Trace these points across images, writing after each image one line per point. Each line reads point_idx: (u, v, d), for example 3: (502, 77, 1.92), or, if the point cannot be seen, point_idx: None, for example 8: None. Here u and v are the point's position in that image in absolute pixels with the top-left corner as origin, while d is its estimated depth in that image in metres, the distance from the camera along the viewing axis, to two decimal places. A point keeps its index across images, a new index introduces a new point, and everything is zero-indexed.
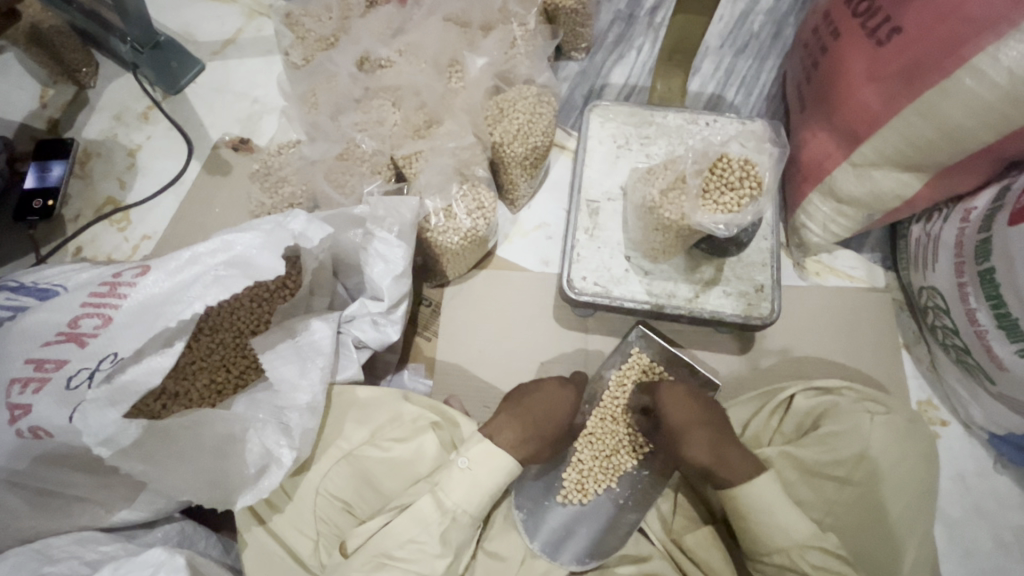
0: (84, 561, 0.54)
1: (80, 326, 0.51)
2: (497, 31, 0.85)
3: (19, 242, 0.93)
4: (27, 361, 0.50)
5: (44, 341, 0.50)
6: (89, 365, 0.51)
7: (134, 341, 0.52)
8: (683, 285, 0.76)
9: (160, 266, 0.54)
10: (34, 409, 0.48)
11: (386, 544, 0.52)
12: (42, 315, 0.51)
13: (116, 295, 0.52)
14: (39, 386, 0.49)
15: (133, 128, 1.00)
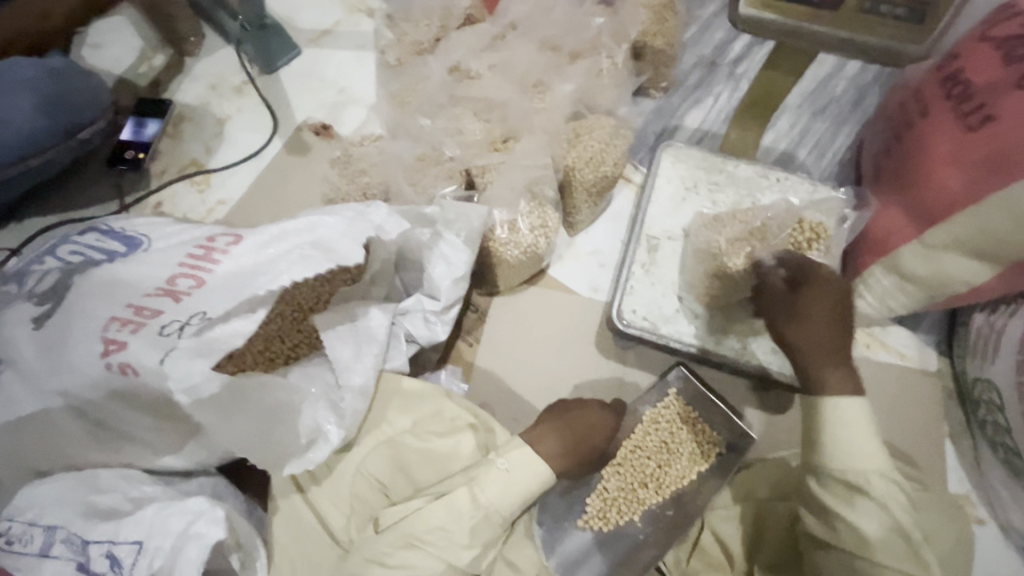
0: (128, 497, 0.58)
1: (177, 284, 0.54)
2: (585, 60, 0.87)
3: (106, 189, 0.99)
4: (125, 306, 0.52)
5: (139, 292, 0.53)
6: (180, 319, 0.52)
7: (222, 302, 0.53)
8: (731, 335, 0.77)
9: (252, 239, 0.57)
10: (126, 352, 0.50)
11: (420, 527, 0.55)
12: (141, 268, 0.54)
13: (211, 260, 0.55)
14: (135, 330, 0.50)
15: (226, 99, 1.06)
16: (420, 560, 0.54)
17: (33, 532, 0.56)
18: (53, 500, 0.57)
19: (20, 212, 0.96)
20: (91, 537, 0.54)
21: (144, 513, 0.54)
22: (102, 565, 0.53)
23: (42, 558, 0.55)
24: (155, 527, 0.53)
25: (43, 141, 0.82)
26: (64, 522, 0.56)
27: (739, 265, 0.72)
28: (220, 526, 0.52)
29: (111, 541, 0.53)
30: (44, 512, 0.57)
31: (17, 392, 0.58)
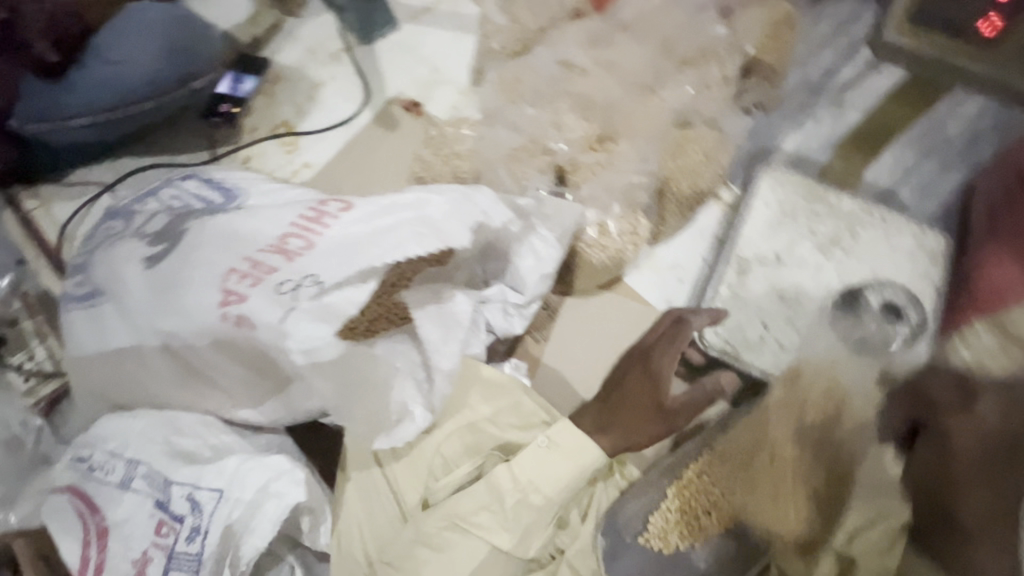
0: (208, 444, 0.59)
1: (287, 244, 0.54)
2: (694, 69, 0.85)
3: (199, 137, 1.01)
4: (243, 258, 0.53)
5: (256, 247, 0.54)
6: (293, 279, 0.53)
7: (334, 269, 0.53)
8: (815, 372, 0.73)
9: (362, 207, 0.57)
10: (242, 303, 0.52)
11: (465, 506, 0.58)
12: (257, 224, 0.55)
13: (321, 224, 0.56)
14: (253, 284, 0.52)
15: (321, 65, 1.07)
16: (466, 540, 0.57)
17: (116, 463, 0.58)
18: (138, 434, 0.59)
19: (113, 151, 0.97)
20: (176, 477, 0.55)
21: (228, 462, 0.55)
22: (183, 508, 0.54)
23: (122, 490, 0.56)
24: (238, 478, 0.54)
25: (161, 86, 0.86)
26: (149, 458, 0.57)
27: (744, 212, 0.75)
28: (300, 488, 0.54)
29: (195, 484, 0.55)
30: (130, 446, 0.59)
31: (116, 326, 0.61)
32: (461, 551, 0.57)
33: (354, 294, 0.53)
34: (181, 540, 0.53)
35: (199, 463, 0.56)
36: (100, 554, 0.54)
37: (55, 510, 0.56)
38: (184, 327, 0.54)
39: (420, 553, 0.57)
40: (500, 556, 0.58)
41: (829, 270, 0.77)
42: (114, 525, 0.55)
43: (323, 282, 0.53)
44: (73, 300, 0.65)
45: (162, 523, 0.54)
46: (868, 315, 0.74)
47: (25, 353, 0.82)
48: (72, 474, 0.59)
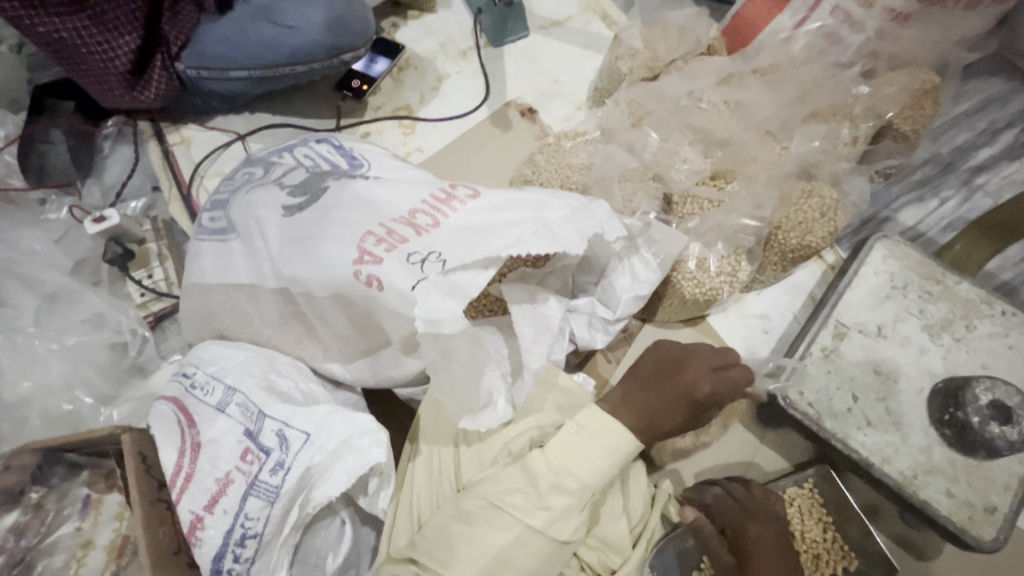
0: (298, 387, 0.64)
1: (417, 219, 0.58)
2: (826, 124, 0.82)
3: (328, 108, 1.08)
4: (379, 225, 0.57)
5: (390, 217, 0.58)
6: (421, 253, 0.55)
7: (459, 250, 0.55)
8: (903, 457, 0.68)
9: (489, 199, 0.60)
10: (375, 265, 0.55)
11: (498, 482, 0.58)
12: (394, 197, 0.60)
13: (450, 207, 0.59)
14: (387, 249, 0.56)
15: (450, 59, 1.12)
16: (502, 517, 0.56)
17: (216, 386, 0.62)
18: (238, 366, 0.64)
19: (253, 107, 1.07)
20: (269, 411, 0.59)
21: (319, 409, 0.59)
22: (271, 441, 0.58)
23: (218, 412, 0.60)
24: (325, 426, 0.58)
25: (318, 53, 0.94)
26: (246, 389, 0.61)
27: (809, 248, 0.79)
28: (381, 450, 0.56)
29: (285, 422, 0.58)
30: (230, 374, 0.63)
31: (243, 263, 0.67)
32: (494, 531, 0.55)
33: (476, 275, 0.55)
34: (264, 471, 0.57)
35: (290, 403, 0.60)
36: (191, 465, 0.57)
37: (157, 415, 0.61)
38: (316, 277, 0.59)
39: (456, 529, 0.56)
40: (534, 540, 0.56)
41: (934, 353, 0.73)
42: (206, 442, 0.59)
43: (446, 260, 0.55)
44: (206, 233, 0.71)
45: (248, 451, 0.58)
46: (971, 410, 0.66)
47: (144, 270, 0.88)
48: (175, 387, 0.64)
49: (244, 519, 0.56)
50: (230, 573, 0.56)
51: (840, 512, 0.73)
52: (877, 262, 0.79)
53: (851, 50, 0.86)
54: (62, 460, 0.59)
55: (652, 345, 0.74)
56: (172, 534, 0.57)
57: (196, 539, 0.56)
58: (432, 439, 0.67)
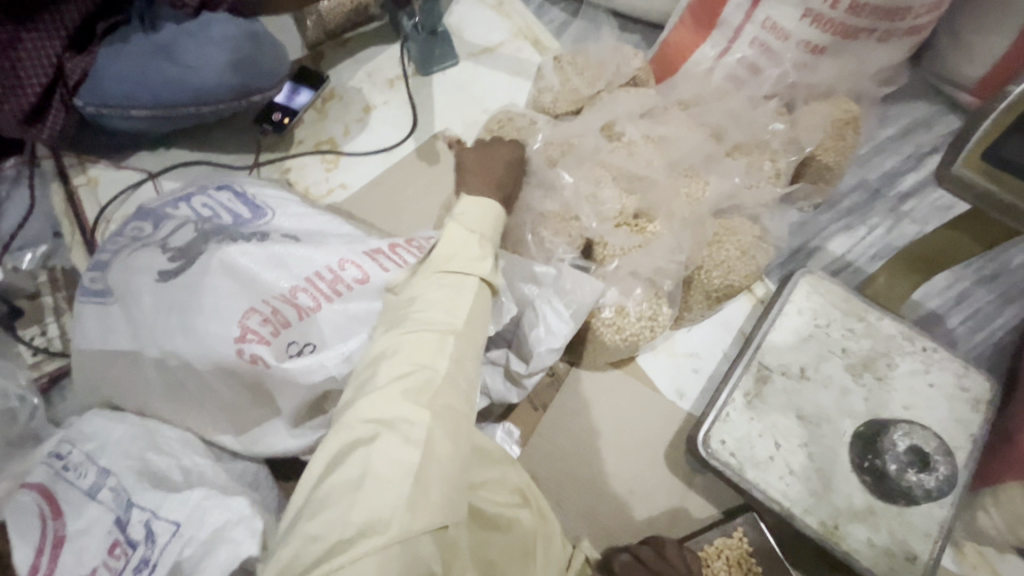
0: (180, 465, 0.59)
1: (300, 298, 0.61)
2: (745, 158, 0.82)
3: (246, 143, 1.03)
4: (263, 302, 0.60)
5: (273, 294, 0.61)
6: (298, 342, 0.61)
7: (333, 340, 0.62)
8: (824, 506, 0.67)
9: (375, 284, 0.63)
10: (260, 344, 0.59)
11: (414, 379, 0.50)
12: (280, 272, 0.62)
13: (335, 288, 0.62)
14: (272, 332, 0.60)
15: (377, 89, 1.08)
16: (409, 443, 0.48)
17: (89, 469, 0.58)
18: (115, 444, 0.60)
19: (165, 143, 1.01)
20: (138, 499, 0.55)
21: (194, 493, 0.55)
22: (139, 532, 0.54)
23: (86, 499, 0.56)
24: (197, 514, 0.53)
25: (225, 96, 0.89)
26: (118, 472, 0.57)
27: (731, 285, 0.77)
28: (254, 540, 0.51)
29: (154, 511, 0.54)
30: (105, 454, 0.59)
31: (123, 331, 0.63)
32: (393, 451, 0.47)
33: (345, 348, 0.62)
34: (129, 568, 0.52)
35: (163, 488, 0.56)
36: (48, 563, 0.52)
37: (17, 502, 0.54)
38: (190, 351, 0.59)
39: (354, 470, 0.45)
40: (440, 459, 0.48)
41: (856, 394, 0.72)
42: (70, 536, 0.54)
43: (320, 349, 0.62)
44: (85, 295, 0.66)
45: (116, 544, 0.54)
46: (888, 458, 0.66)
47: (36, 328, 0.83)
48: (43, 471, 0.59)
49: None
50: None
51: (766, 563, 0.70)
52: (800, 300, 0.77)
53: (768, 83, 0.85)
54: None
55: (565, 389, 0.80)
56: None
57: None
58: None
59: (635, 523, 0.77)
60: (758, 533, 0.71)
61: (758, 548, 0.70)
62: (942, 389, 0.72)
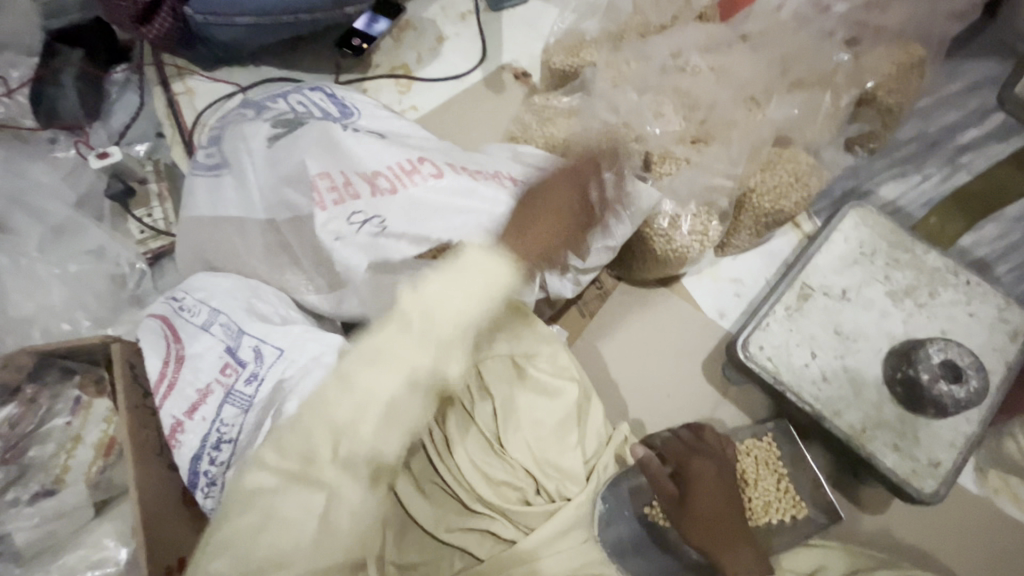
0: (279, 312, 0.68)
1: (377, 180, 0.66)
2: (806, 91, 0.84)
3: (327, 64, 1.10)
4: (341, 174, 0.66)
5: (354, 169, 0.66)
6: (362, 214, 0.65)
7: (398, 219, 0.65)
8: (853, 412, 0.71)
9: (451, 181, 0.67)
10: (318, 208, 0.65)
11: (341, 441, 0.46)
12: (368, 151, 0.67)
13: (412, 180, 0.67)
14: (335, 201, 0.65)
15: (449, 21, 1.14)
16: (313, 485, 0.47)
17: (201, 308, 0.66)
18: (223, 291, 0.68)
19: (255, 58, 1.09)
20: (249, 329, 0.64)
21: (292, 329, 0.64)
22: (246, 355, 0.63)
23: (202, 330, 0.64)
24: (297, 343, 0.62)
25: (321, 8, 0.96)
26: (228, 311, 0.66)
27: (783, 210, 0.81)
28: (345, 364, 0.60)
29: (262, 339, 0.63)
30: (216, 298, 0.67)
31: (232, 196, 0.71)
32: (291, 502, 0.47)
33: (403, 243, 0.65)
34: (240, 381, 0.62)
35: (269, 324, 0.65)
36: (173, 374, 0.62)
37: (150, 332, 0.65)
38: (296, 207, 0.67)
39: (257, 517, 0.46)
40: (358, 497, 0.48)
41: (895, 317, 0.75)
42: (189, 356, 0.63)
43: (386, 225, 0.65)
44: (200, 168, 0.74)
45: (227, 365, 0.62)
46: (923, 368, 0.68)
47: (144, 209, 0.93)
48: (165, 308, 0.68)
49: (220, 424, 0.61)
50: (206, 474, 0.60)
51: (793, 465, 0.74)
52: (849, 228, 0.80)
53: (836, 20, 0.87)
54: (58, 365, 0.63)
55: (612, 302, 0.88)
56: (154, 435, 0.63)
57: (175, 440, 0.60)
58: None
59: (668, 422, 0.82)
60: (786, 437, 0.75)
61: (786, 451, 0.75)
62: (982, 319, 0.74)
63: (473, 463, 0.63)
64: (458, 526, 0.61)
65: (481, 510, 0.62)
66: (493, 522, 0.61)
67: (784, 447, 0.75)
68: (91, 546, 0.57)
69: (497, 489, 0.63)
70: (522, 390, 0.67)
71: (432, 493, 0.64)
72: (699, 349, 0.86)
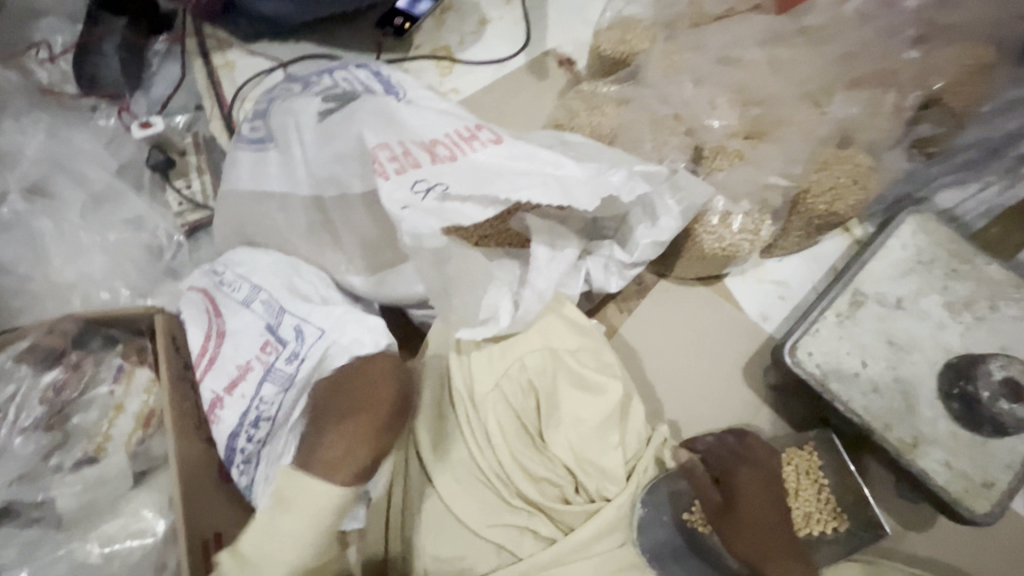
0: (320, 292, 0.67)
1: (436, 149, 0.60)
2: (868, 91, 0.81)
3: (367, 42, 1.08)
4: (399, 142, 0.60)
5: (413, 139, 0.61)
6: (426, 181, 0.58)
7: (462, 184, 0.58)
8: (905, 427, 0.68)
9: (510, 146, 0.61)
10: (379, 178, 0.57)
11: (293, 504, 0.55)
12: (422, 121, 0.62)
13: (471, 145, 0.61)
14: (397, 169, 0.58)
15: (493, 4, 1.11)
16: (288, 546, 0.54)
17: (242, 284, 0.65)
18: (265, 267, 0.67)
19: (296, 33, 1.07)
20: (290, 308, 0.63)
21: (334, 309, 0.63)
22: (287, 333, 0.62)
23: (242, 306, 0.64)
24: (339, 324, 0.61)
25: None
26: (270, 289, 0.64)
27: (837, 211, 0.77)
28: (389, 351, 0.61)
29: (303, 319, 0.62)
30: (257, 274, 0.66)
31: (275, 170, 0.69)
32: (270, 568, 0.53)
33: (468, 208, 0.59)
34: (280, 359, 0.61)
35: (310, 303, 0.64)
36: (215, 349, 0.63)
37: (192, 307, 0.65)
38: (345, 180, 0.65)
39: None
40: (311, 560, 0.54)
41: (952, 330, 0.72)
42: (230, 332, 0.63)
43: (450, 193, 0.58)
44: (244, 142, 0.72)
45: (267, 343, 0.62)
46: (981, 385, 0.67)
47: (184, 181, 0.92)
48: (207, 281, 0.68)
49: (259, 403, 0.61)
50: (243, 451, 0.61)
51: (834, 478, 0.72)
52: (907, 235, 0.77)
53: (906, 15, 0.83)
54: (104, 333, 0.63)
55: (651, 298, 0.86)
56: (194, 408, 0.63)
57: (216, 415, 0.61)
58: (437, 350, 0.69)
59: (703, 425, 0.80)
60: (827, 447, 0.73)
61: (828, 463, 0.72)
62: None
63: (513, 456, 0.62)
64: (496, 522, 0.61)
65: (521, 506, 0.61)
66: (531, 519, 0.61)
67: (826, 460, 0.73)
68: (130, 515, 0.57)
69: (537, 487, 0.62)
70: (566, 386, 0.65)
71: (470, 488, 0.62)
72: (739, 353, 0.83)
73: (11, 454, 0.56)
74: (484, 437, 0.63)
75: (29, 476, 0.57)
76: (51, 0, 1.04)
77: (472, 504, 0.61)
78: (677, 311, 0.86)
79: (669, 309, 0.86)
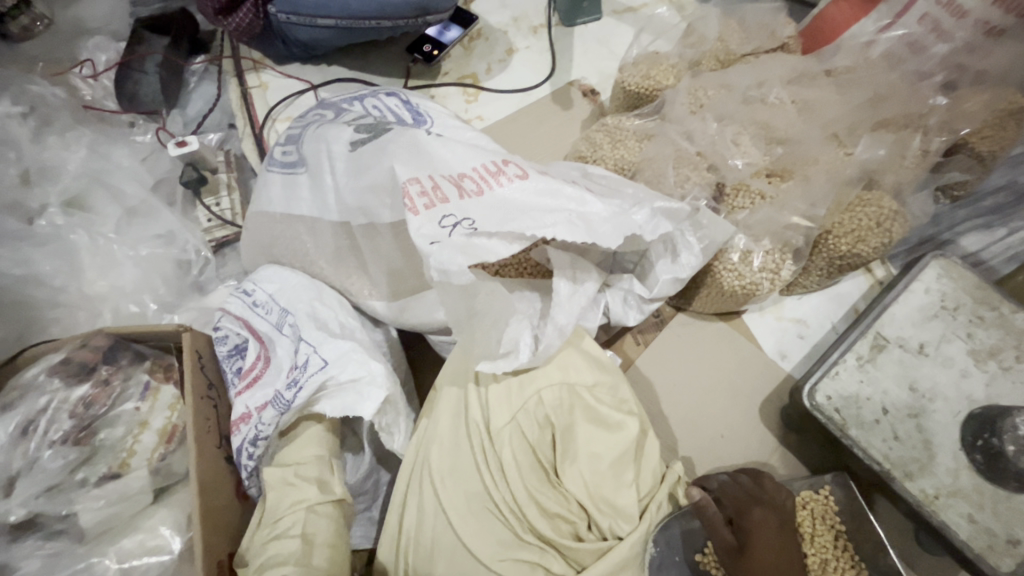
0: (340, 319, 0.69)
1: (465, 184, 0.62)
2: (896, 132, 0.80)
3: (396, 67, 1.11)
4: (428, 177, 0.62)
5: (441, 173, 0.62)
6: (454, 216, 0.59)
7: (489, 220, 0.59)
8: (926, 477, 0.67)
9: (537, 181, 0.62)
10: (409, 212, 0.59)
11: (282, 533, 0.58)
12: (451, 155, 0.64)
13: (499, 180, 0.62)
14: (426, 204, 0.59)
15: (521, 34, 1.13)
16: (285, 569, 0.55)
17: (272, 306, 0.68)
18: (292, 288, 0.69)
19: (328, 57, 1.10)
20: (307, 337, 0.65)
21: (344, 344, 0.65)
22: (292, 359, 0.64)
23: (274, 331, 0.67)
24: (342, 360, 0.63)
25: (401, 13, 0.96)
26: (297, 313, 0.67)
27: (861, 253, 0.77)
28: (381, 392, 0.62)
29: (315, 347, 0.64)
30: (282, 297, 0.69)
31: (305, 194, 0.70)
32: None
33: (495, 244, 0.59)
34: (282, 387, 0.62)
35: (326, 333, 0.66)
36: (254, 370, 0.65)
37: (221, 326, 0.68)
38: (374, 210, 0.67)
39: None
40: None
41: (976, 379, 0.71)
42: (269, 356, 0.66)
43: (477, 227, 0.58)
44: (275, 164, 0.73)
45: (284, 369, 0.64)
46: (1008, 438, 0.64)
47: (214, 199, 0.95)
48: (236, 302, 0.70)
49: (258, 425, 0.62)
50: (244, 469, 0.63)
51: (852, 525, 0.70)
52: (930, 280, 0.77)
53: (933, 61, 0.83)
54: (131, 348, 0.66)
55: (668, 331, 0.87)
56: (215, 427, 0.64)
57: (238, 429, 0.62)
58: (455, 381, 0.70)
59: (718, 463, 0.79)
60: (845, 492, 0.72)
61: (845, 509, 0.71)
62: None
63: (528, 491, 0.63)
64: (508, 557, 0.61)
65: (534, 541, 0.62)
66: (543, 555, 0.62)
67: (844, 505, 0.71)
68: (148, 531, 0.59)
69: (550, 523, 0.62)
70: (584, 421, 0.65)
71: (484, 519, 0.63)
72: (757, 390, 0.83)
73: (39, 467, 0.58)
74: (500, 470, 0.64)
75: (56, 488, 0.58)
76: (99, 21, 1.08)
77: (484, 538, 0.62)
78: (693, 344, 0.86)
79: (685, 343, 0.86)
